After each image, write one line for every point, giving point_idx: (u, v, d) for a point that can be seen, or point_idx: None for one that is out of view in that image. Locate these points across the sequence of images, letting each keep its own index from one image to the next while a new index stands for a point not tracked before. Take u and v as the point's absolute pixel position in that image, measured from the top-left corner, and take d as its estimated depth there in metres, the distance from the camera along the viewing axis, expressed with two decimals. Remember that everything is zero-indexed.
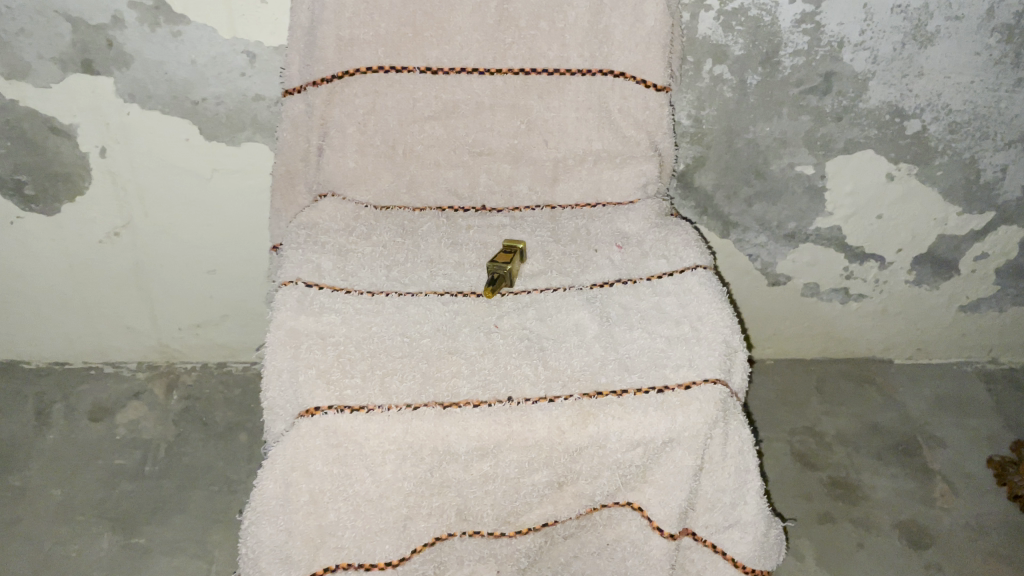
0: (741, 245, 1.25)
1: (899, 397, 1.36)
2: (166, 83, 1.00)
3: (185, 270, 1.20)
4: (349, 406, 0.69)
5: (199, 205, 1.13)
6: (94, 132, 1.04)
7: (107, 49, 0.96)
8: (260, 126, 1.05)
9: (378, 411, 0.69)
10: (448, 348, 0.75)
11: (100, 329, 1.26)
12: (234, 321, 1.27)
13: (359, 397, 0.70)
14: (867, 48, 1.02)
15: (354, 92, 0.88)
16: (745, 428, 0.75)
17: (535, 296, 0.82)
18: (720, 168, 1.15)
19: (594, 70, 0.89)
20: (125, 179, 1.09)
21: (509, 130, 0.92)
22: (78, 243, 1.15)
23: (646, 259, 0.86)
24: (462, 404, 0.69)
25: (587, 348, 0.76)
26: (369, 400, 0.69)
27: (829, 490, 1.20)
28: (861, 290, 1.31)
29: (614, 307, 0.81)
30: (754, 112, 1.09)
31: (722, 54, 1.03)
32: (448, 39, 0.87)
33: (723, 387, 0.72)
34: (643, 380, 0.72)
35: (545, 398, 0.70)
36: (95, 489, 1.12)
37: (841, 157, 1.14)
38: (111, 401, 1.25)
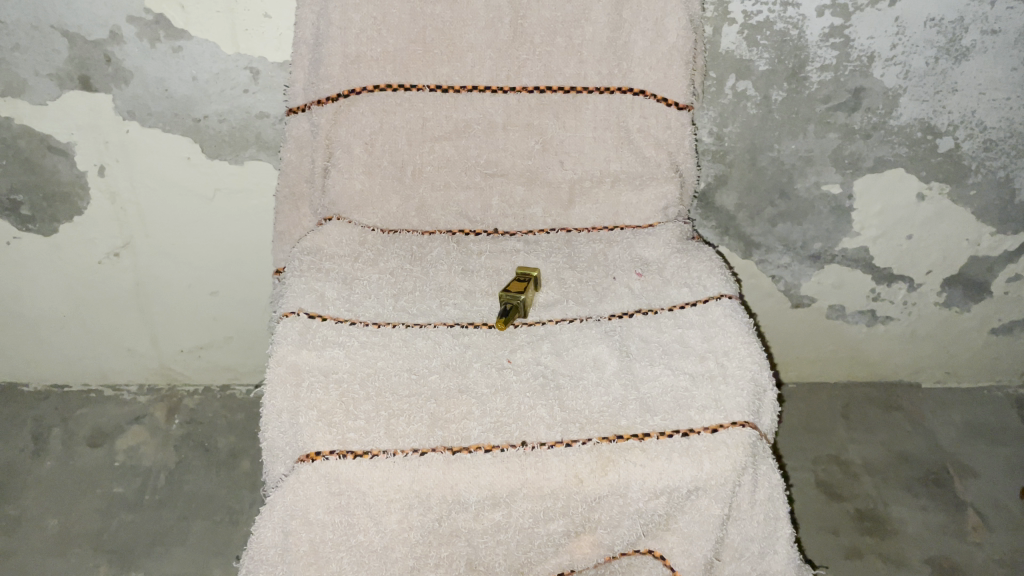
0: (764, 266, 1.20)
1: (927, 424, 1.31)
2: (166, 100, 0.96)
3: (187, 292, 1.16)
4: (352, 450, 0.65)
5: (201, 225, 1.09)
6: (93, 150, 1.00)
7: (105, 65, 0.93)
8: (264, 145, 1.01)
9: (383, 457, 0.64)
10: (458, 387, 0.71)
11: (100, 352, 1.22)
12: (237, 344, 1.24)
13: (363, 441, 0.65)
14: (898, 63, 0.98)
15: (361, 111, 0.84)
16: (775, 473, 0.70)
17: (550, 328, 0.78)
18: (742, 187, 1.10)
19: (612, 87, 0.85)
20: (125, 199, 1.05)
21: (523, 151, 0.88)
22: (77, 264, 1.11)
23: (668, 287, 0.82)
24: (473, 449, 0.65)
25: (605, 387, 0.71)
26: (373, 444, 0.65)
27: (856, 523, 1.16)
28: (888, 313, 1.26)
29: (634, 340, 0.76)
30: (779, 129, 1.04)
31: (746, 70, 0.98)
32: (459, 55, 0.83)
33: (751, 430, 0.67)
34: (666, 423, 0.68)
35: (561, 442, 0.66)
36: (93, 519, 1.09)
37: (870, 175, 1.09)
38: (110, 425, 1.22)
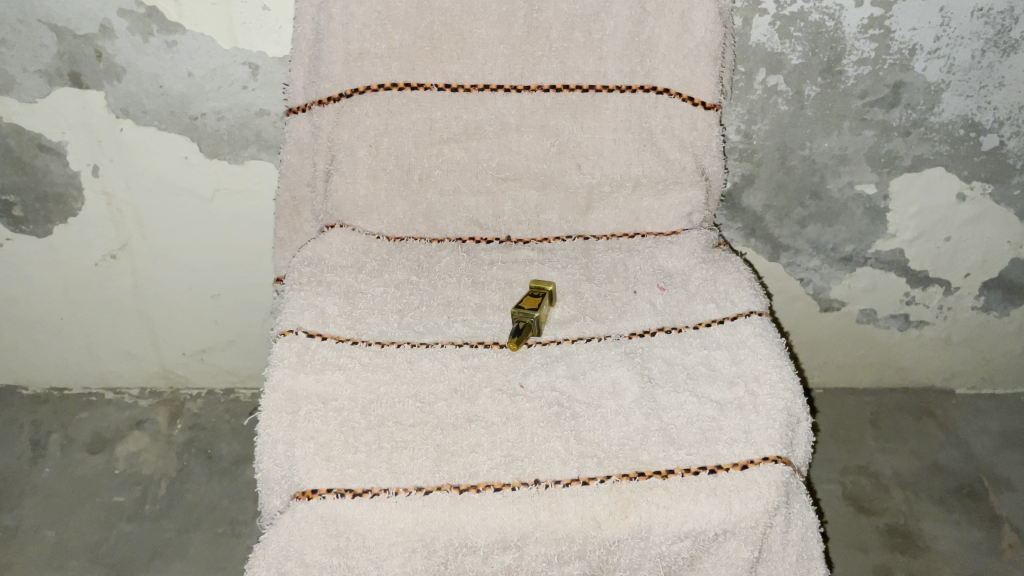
0: (792, 269, 1.14)
1: (962, 433, 1.24)
2: (161, 97, 0.91)
3: (187, 294, 1.11)
4: (351, 489, 0.60)
5: (200, 226, 1.04)
6: (86, 149, 0.95)
7: (96, 61, 0.87)
8: (265, 143, 0.96)
9: (384, 496, 0.60)
10: (466, 415, 0.66)
11: (100, 355, 1.18)
12: (240, 347, 1.19)
13: (362, 478, 0.61)
14: (941, 56, 0.91)
15: (365, 112, 0.79)
16: (810, 511, 0.64)
17: (565, 348, 0.72)
18: (771, 187, 1.04)
19: (634, 86, 0.79)
20: (120, 200, 1.00)
21: (538, 153, 0.82)
22: (72, 266, 1.06)
23: (693, 303, 0.76)
24: (481, 488, 0.60)
25: (626, 416, 0.66)
26: (374, 482, 0.61)
27: (885, 540, 1.10)
28: (923, 318, 1.19)
29: (657, 363, 0.71)
30: (811, 126, 0.97)
31: (777, 64, 0.92)
32: (470, 52, 0.77)
33: (785, 467, 0.62)
34: (692, 459, 0.62)
35: (577, 480, 0.61)
36: (91, 531, 1.06)
37: (908, 175, 1.02)
38: (111, 431, 1.18)
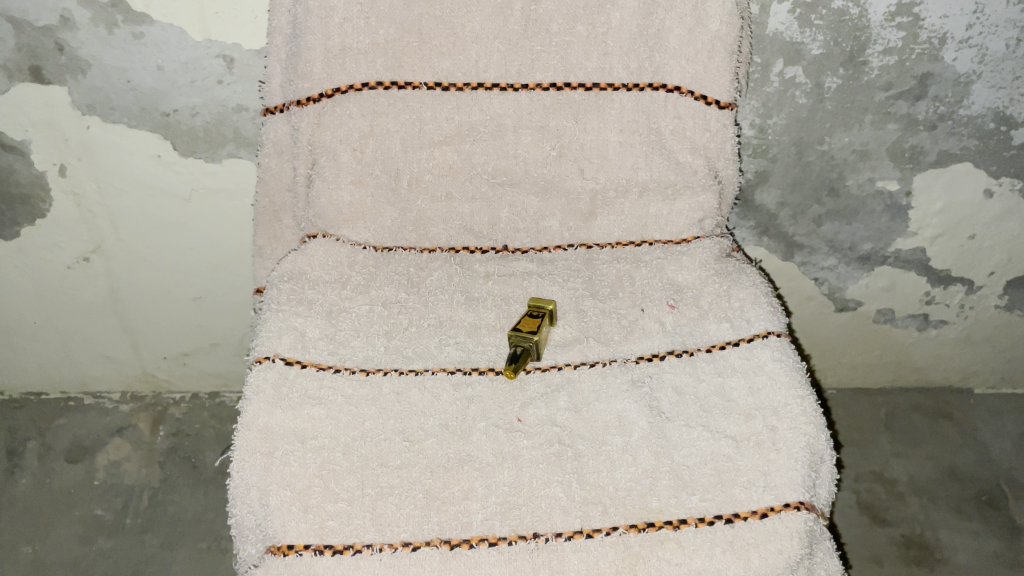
0: (806, 268, 1.08)
1: (981, 436, 1.19)
2: (130, 92, 0.84)
3: (166, 297, 1.06)
4: (331, 545, 0.55)
5: (177, 227, 0.97)
6: (51, 148, 0.88)
7: (57, 55, 0.80)
8: (244, 141, 0.89)
9: (367, 553, 0.55)
10: (459, 455, 0.60)
11: (77, 359, 1.13)
12: (224, 350, 1.14)
13: (344, 532, 0.56)
14: (973, 45, 0.84)
15: (349, 113, 0.72)
16: (834, 559, 0.59)
17: (567, 374, 0.66)
18: (786, 183, 0.97)
19: (642, 84, 0.72)
20: (91, 201, 0.93)
21: (537, 157, 0.76)
22: (43, 269, 1.00)
23: (706, 322, 0.70)
24: (474, 543, 0.55)
25: (633, 456, 0.60)
26: (356, 536, 0.56)
27: (900, 552, 1.06)
28: (943, 317, 1.13)
29: (667, 393, 0.65)
30: (831, 120, 0.91)
31: (796, 54, 0.85)
32: (462, 47, 0.70)
33: (808, 514, 0.57)
34: (706, 506, 0.57)
35: (581, 532, 0.56)
36: (69, 547, 1.02)
37: (933, 171, 0.95)
38: (91, 439, 1.14)
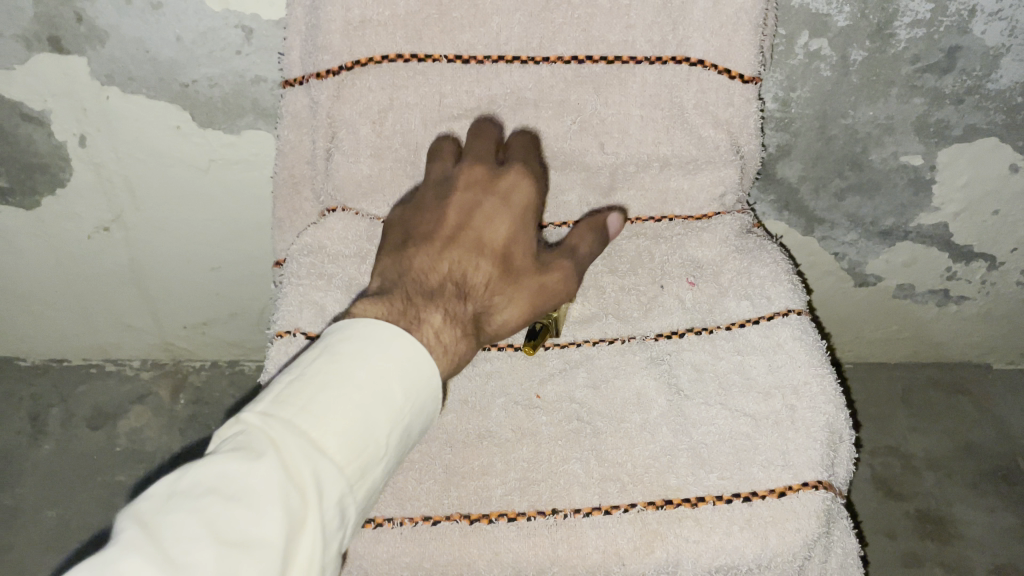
0: (827, 243, 1.07)
1: (996, 410, 1.21)
2: (148, 63, 0.83)
3: (185, 268, 1.06)
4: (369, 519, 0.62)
5: (198, 197, 0.98)
6: (71, 118, 0.88)
7: (76, 25, 0.79)
8: (262, 112, 0.89)
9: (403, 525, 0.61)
10: (478, 431, 0.65)
11: (98, 327, 1.14)
12: (243, 319, 1.15)
13: (382, 506, 0.62)
14: (1004, 18, 0.81)
15: (368, 86, 0.72)
16: (851, 536, 0.62)
17: (585, 351, 0.68)
18: (809, 157, 0.96)
19: (665, 57, 0.71)
20: (111, 171, 0.94)
21: (557, 131, 0.74)
22: (64, 238, 1.01)
23: (726, 299, 0.69)
24: (494, 518, 0.61)
25: (652, 433, 0.64)
26: (402, 511, 0.62)
27: (916, 527, 1.13)
28: (963, 293, 1.12)
29: (685, 370, 0.66)
30: (856, 93, 0.89)
31: (822, 26, 0.82)
32: (483, 19, 0.69)
33: (825, 493, 0.59)
34: (725, 484, 0.60)
35: (599, 509, 0.61)
36: (93, 511, 1.10)
37: (957, 145, 0.94)
38: (113, 405, 1.19)
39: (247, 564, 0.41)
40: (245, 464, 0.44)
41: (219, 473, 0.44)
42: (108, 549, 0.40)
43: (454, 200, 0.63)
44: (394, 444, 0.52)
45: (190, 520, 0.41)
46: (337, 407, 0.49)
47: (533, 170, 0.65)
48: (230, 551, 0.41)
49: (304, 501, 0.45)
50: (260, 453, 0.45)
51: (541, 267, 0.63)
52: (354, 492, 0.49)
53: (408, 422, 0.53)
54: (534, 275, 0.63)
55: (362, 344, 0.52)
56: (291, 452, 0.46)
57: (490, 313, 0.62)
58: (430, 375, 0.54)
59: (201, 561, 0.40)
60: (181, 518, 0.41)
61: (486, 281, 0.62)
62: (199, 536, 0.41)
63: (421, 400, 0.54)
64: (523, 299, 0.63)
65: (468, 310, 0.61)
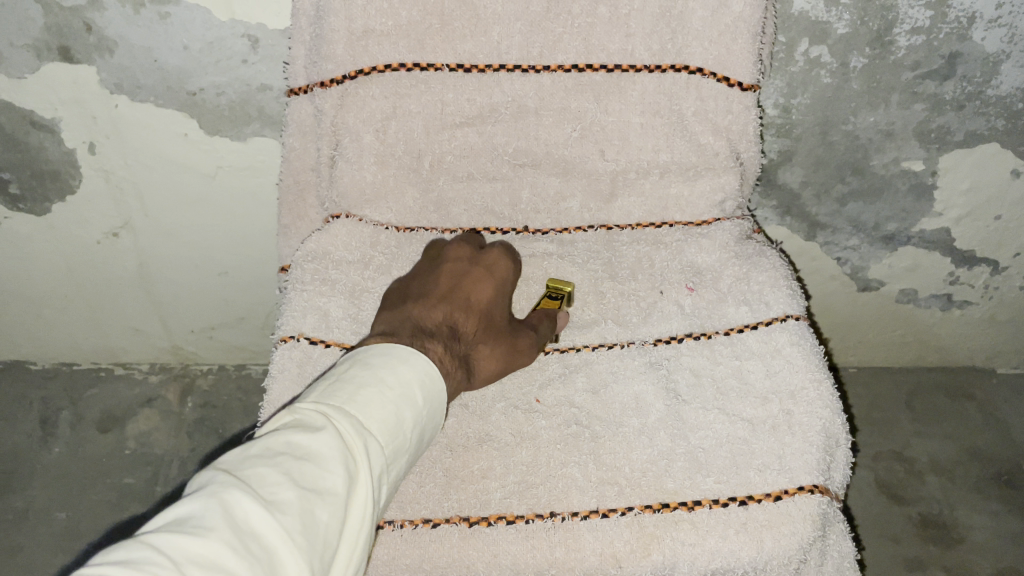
0: (830, 248, 1.07)
1: (1001, 416, 1.21)
2: (156, 72, 0.84)
3: (193, 273, 1.08)
4: None
5: (205, 203, 0.99)
6: (80, 126, 0.89)
7: (85, 34, 0.80)
8: (268, 120, 0.90)
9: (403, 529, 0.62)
10: (478, 435, 0.66)
11: (108, 331, 1.16)
12: (250, 323, 1.17)
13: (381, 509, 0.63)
14: (1003, 24, 0.82)
15: (371, 94, 0.73)
16: (848, 540, 0.63)
17: (586, 355, 0.69)
18: (810, 163, 0.97)
19: (664, 66, 0.72)
20: (120, 177, 0.95)
21: (558, 138, 0.75)
22: (74, 243, 1.02)
23: (725, 304, 0.70)
24: (493, 521, 0.62)
25: (650, 437, 0.64)
26: (401, 514, 0.63)
27: (919, 532, 1.13)
28: (966, 298, 1.12)
29: (684, 375, 0.67)
30: (856, 100, 0.90)
31: (822, 33, 0.83)
32: (484, 28, 0.70)
33: (821, 497, 0.60)
34: (721, 488, 0.61)
35: (597, 512, 0.62)
36: (102, 513, 1.11)
37: (958, 151, 0.94)
38: (121, 408, 1.21)
39: (322, 509, 0.44)
40: (309, 431, 0.47)
41: (284, 440, 0.46)
42: (196, 494, 0.42)
43: (446, 267, 0.66)
44: (420, 437, 0.54)
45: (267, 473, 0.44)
46: (378, 392, 0.52)
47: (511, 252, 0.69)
48: (308, 496, 0.44)
49: (359, 468, 0.48)
50: (319, 424, 0.47)
51: (516, 330, 0.66)
52: (386, 475, 0.52)
53: (430, 417, 0.56)
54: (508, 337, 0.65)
55: (388, 352, 0.55)
56: (346, 423, 0.48)
57: (475, 358, 0.64)
58: (445, 382, 0.57)
59: (285, 501, 0.43)
60: (260, 471, 0.44)
61: (475, 327, 0.64)
62: (280, 484, 0.44)
63: (443, 396, 0.57)
64: (502, 351, 0.65)
65: (459, 348, 0.62)
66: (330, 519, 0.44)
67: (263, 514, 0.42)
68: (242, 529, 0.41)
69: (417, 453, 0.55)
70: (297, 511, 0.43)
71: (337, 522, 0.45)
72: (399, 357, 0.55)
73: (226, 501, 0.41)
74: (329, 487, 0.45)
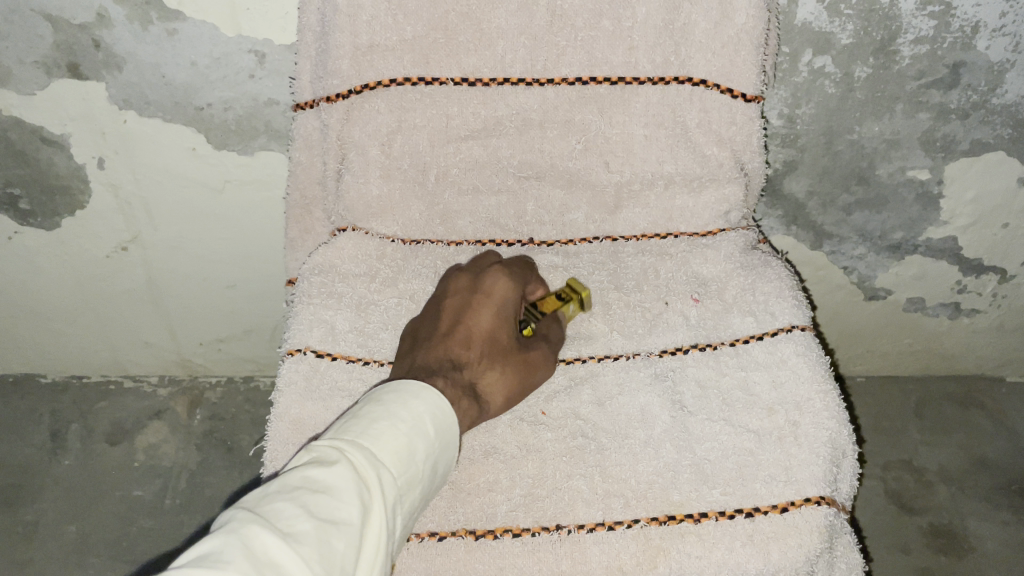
0: (836, 257, 1.07)
1: (1011, 425, 1.21)
2: (164, 87, 0.85)
3: (201, 287, 1.08)
4: None
5: (212, 217, 1.00)
6: (89, 141, 0.90)
7: (94, 51, 0.81)
8: (275, 134, 0.91)
9: (408, 542, 0.62)
10: (484, 447, 0.66)
11: (117, 344, 1.17)
12: (258, 336, 1.17)
13: None
14: (1007, 33, 0.82)
15: (376, 108, 0.73)
16: (855, 552, 0.63)
17: (591, 367, 0.69)
18: (815, 173, 0.97)
19: (667, 78, 0.72)
20: (129, 192, 0.96)
21: (563, 151, 0.76)
22: (84, 258, 1.03)
23: (730, 315, 0.70)
24: (499, 534, 0.62)
25: (655, 449, 0.64)
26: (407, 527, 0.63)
27: (928, 541, 1.12)
28: (975, 306, 1.12)
29: (689, 387, 0.67)
30: (861, 109, 0.90)
31: (825, 44, 0.83)
32: (488, 43, 0.71)
33: (828, 509, 0.60)
34: (727, 500, 0.61)
35: (603, 524, 0.62)
36: (112, 525, 1.12)
37: (964, 160, 0.94)
38: (131, 421, 1.21)
39: (338, 540, 0.45)
40: (323, 465, 0.47)
41: (300, 475, 0.47)
42: (218, 532, 0.43)
43: (448, 303, 0.66)
44: (435, 467, 0.55)
45: (283, 507, 0.45)
46: (393, 423, 0.52)
47: (516, 268, 0.67)
48: (324, 526, 0.45)
49: (374, 499, 0.48)
50: (334, 458, 0.48)
51: (525, 347, 0.66)
52: (402, 506, 0.52)
53: (446, 445, 0.56)
54: (518, 355, 0.65)
55: (385, 390, 0.55)
56: (360, 456, 0.49)
57: (487, 387, 0.63)
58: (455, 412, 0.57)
59: (302, 532, 0.44)
60: (278, 506, 0.45)
61: (483, 356, 0.63)
62: (297, 516, 0.45)
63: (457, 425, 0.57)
64: (514, 374, 0.64)
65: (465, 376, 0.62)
66: (347, 549, 0.45)
67: (281, 546, 0.43)
68: (260, 559, 0.42)
69: (433, 486, 0.56)
70: (313, 541, 0.44)
71: (354, 552, 0.45)
72: (411, 393, 0.55)
73: (244, 534, 0.42)
74: (344, 517, 0.46)
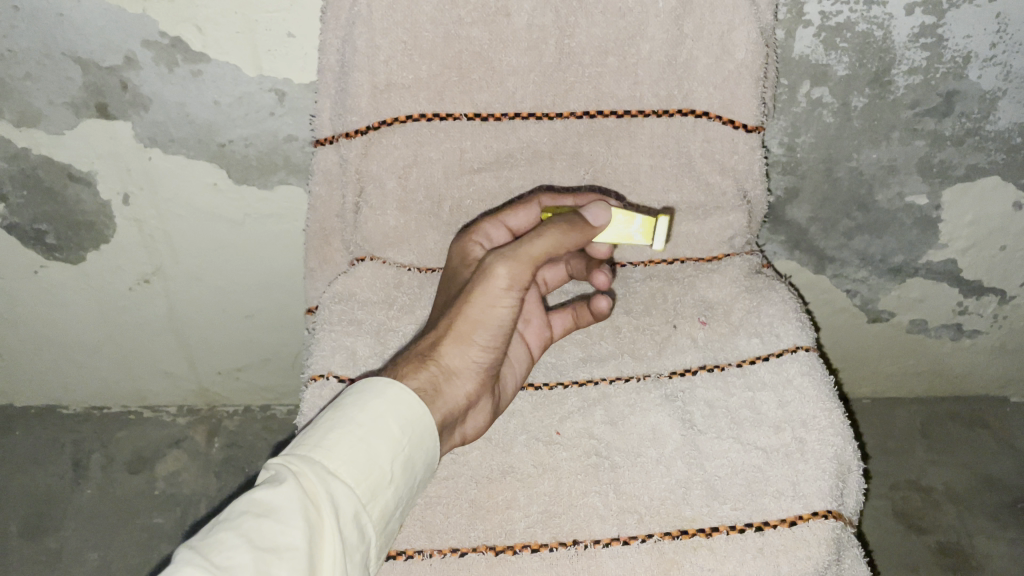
0: (839, 280, 1.10)
1: (1016, 444, 1.22)
2: (188, 125, 0.89)
3: (220, 317, 1.11)
4: (399, 551, 0.65)
5: (232, 249, 1.03)
6: (115, 178, 0.94)
7: (121, 92, 0.85)
8: (294, 168, 0.94)
9: (430, 558, 0.64)
10: (501, 467, 0.69)
11: (137, 374, 1.20)
12: (275, 365, 1.20)
13: (408, 539, 0.65)
14: (998, 63, 0.85)
15: (393, 144, 0.76)
16: (862, 563, 0.65)
17: (603, 389, 0.72)
18: (816, 199, 1.00)
19: (671, 110, 0.75)
20: (152, 226, 0.99)
21: (572, 181, 0.80)
22: (107, 291, 1.06)
23: (736, 337, 0.73)
24: (518, 549, 0.64)
25: (667, 467, 0.67)
26: (428, 544, 0.65)
27: (937, 560, 1.13)
28: (976, 327, 1.14)
29: (699, 407, 0.70)
30: (858, 137, 0.93)
31: (822, 75, 0.87)
32: (499, 80, 0.74)
33: (835, 522, 0.62)
34: (738, 514, 0.63)
35: (618, 539, 0.64)
36: (133, 552, 1.14)
37: (961, 185, 0.97)
38: (150, 450, 1.24)
39: (279, 566, 0.47)
40: (271, 488, 0.50)
41: (249, 500, 0.50)
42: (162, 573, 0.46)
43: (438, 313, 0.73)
44: (404, 469, 0.56)
45: (227, 539, 0.47)
46: (346, 434, 0.55)
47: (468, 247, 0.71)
48: (263, 556, 0.47)
49: (325, 516, 0.51)
50: (282, 478, 0.51)
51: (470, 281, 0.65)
52: (369, 511, 0.54)
53: (413, 447, 0.57)
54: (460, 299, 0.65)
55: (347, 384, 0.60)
56: (309, 473, 0.51)
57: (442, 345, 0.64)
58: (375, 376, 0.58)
59: (239, 565, 0.46)
60: (222, 536, 0.48)
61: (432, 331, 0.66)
62: (237, 547, 0.47)
63: (427, 422, 0.58)
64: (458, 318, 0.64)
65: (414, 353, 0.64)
66: (291, 573, 0.47)
67: None
68: None
69: (410, 486, 0.58)
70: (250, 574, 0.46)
71: None
72: (371, 391, 0.57)
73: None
74: (286, 542, 0.48)
